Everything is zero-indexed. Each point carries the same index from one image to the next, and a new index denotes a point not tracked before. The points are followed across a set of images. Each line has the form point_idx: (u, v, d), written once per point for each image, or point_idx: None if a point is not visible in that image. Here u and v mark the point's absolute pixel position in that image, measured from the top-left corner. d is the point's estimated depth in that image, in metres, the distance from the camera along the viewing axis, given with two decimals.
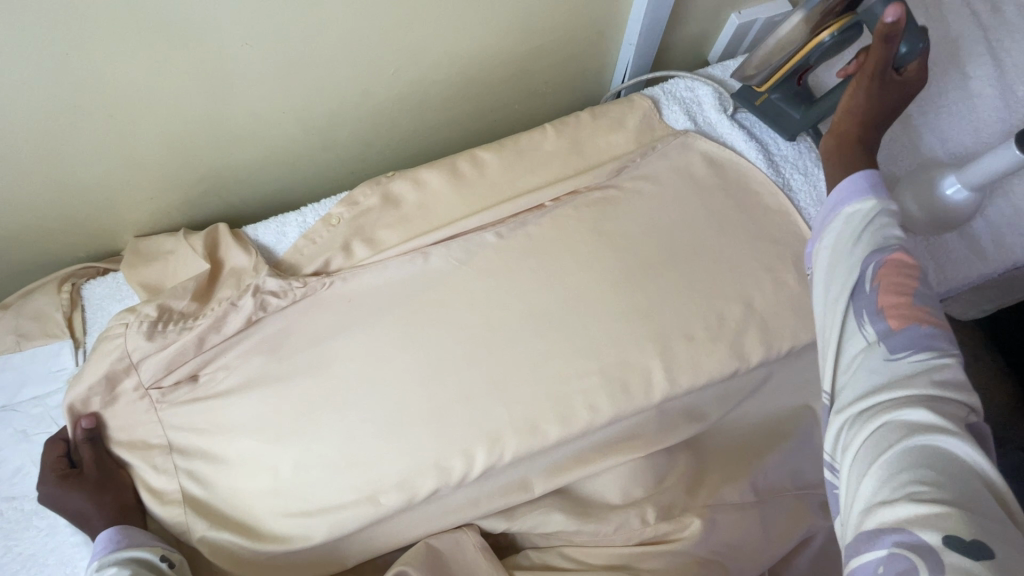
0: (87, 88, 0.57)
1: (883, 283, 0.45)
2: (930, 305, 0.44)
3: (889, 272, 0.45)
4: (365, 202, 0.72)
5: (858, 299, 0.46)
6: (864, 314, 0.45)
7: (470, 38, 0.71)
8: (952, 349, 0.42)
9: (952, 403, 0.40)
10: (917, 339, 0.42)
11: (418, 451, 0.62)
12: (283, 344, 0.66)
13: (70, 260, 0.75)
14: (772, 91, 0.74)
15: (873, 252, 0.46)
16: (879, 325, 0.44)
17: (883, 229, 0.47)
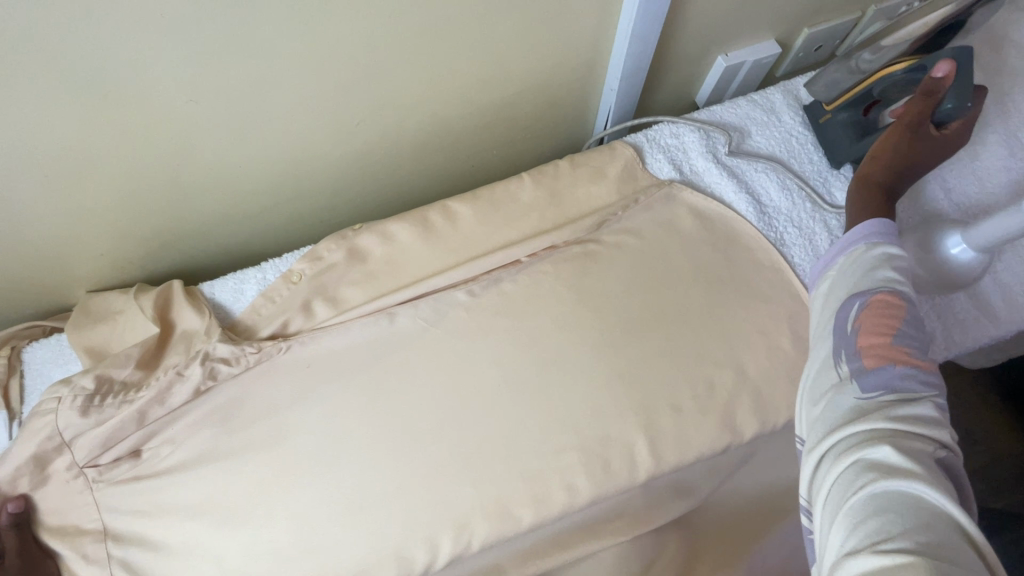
0: (16, 150, 0.52)
1: (862, 323, 0.51)
2: (906, 347, 0.48)
3: (866, 313, 0.51)
4: (328, 258, 0.67)
5: (839, 341, 0.52)
6: (841, 352, 0.50)
7: (440, 86, 0.67)
8: (923, 390, 0.45)
9: (919, 443, 0.42)
10: (887, 376, 0.46)
11: (377, 540, 0.56)
12: (233, 417, 0.60)
13: (15, 318, 0.71)
14: (836, 112, 0.70)
15: (854, 295, 0.53)
16: (853, 362, 0.49)
17: (867, 274, 0.54)
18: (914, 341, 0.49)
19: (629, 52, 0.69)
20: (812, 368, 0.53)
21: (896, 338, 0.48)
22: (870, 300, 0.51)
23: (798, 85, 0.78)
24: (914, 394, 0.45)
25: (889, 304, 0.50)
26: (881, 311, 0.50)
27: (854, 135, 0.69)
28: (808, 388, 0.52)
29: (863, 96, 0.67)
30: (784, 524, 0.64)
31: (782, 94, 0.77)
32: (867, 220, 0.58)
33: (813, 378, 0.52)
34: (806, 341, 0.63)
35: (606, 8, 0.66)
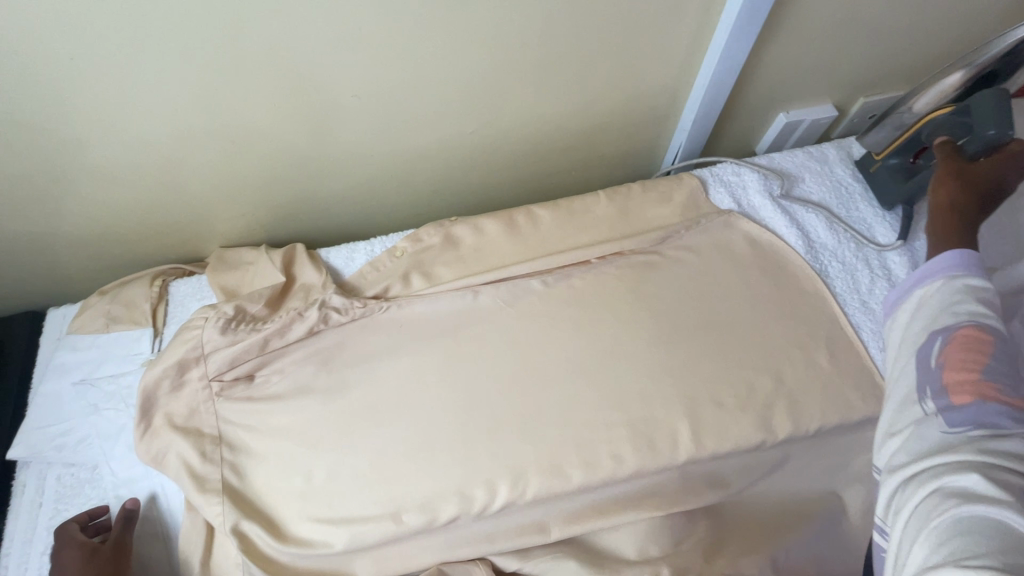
0: (216, 117, 0.67)
1: (946, 358, 0.53)
2: (998, 382, 0.50)
3: (954, 349, 0.52)
4: (428, 240, 0.79)
5: (923, 376, 0.54)
6: (925, 387, 0.53)
7: (541, 108, 0.80)
8: (1015, 425, 0.47)
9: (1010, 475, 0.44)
10: (976, 411, 0.48)
11: (444, 477, 0.65)
12: (335, 358, 0.71)
13: (164, 258, 0.85)
14: (888, 158, 0.79)
15: (939, 332, 0.55)
16: (939, 398, 0.51)
17: (952, 310, 0.55)
18: (1005, 374, 0.50)
19: (703, 99, 0.81)
20: (895, 400, 0.56)
21: (985, 373, 0.50)
22: (953, 335, 0.53)
23: (851, 144, 0.88)
24: (1005, 430, 0.47)
25: (974, 339, 0.52)
26: (966, 346, 0.52)
27: (902, 179, 0.78)
28: (891, 419, 0.56)
29: (913, 141, 0.75)
30: (809, 530, 0.69)
31: (836, 150, 0.87)
32: (948, 253, 0.59)
33: (896, 409, 0.56)
34: (841, 361, 0.70)
35: (688, 61, 0.78)
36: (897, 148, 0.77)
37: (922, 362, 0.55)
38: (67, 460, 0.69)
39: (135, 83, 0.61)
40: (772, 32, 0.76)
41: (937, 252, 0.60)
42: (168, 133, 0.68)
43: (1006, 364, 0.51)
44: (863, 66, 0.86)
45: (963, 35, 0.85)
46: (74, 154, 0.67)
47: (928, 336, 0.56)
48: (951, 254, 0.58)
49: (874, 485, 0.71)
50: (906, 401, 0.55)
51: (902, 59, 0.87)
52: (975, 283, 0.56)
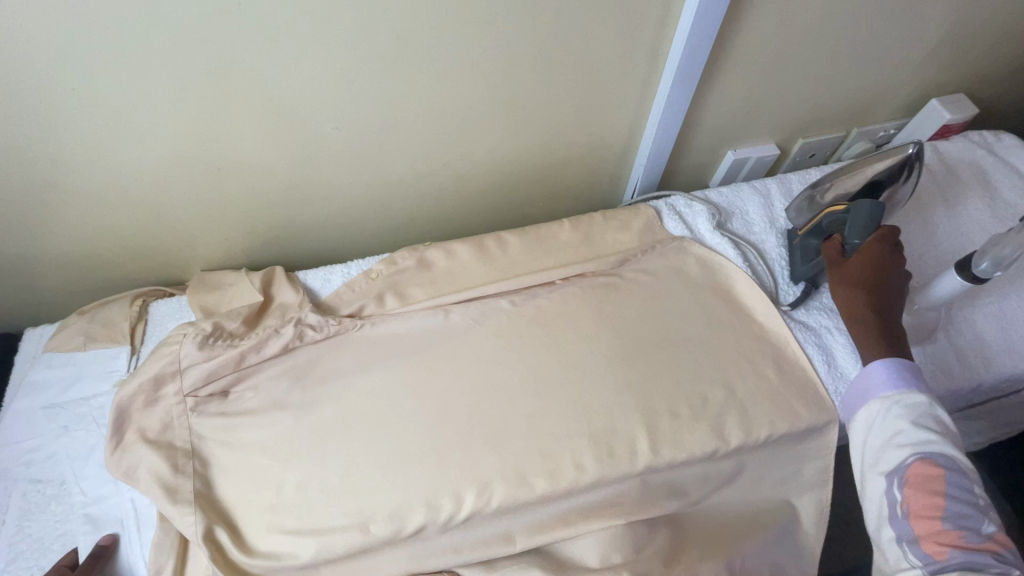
0: (201, 147, 0.73)
1: (909, 504, 0.57)
2: (961, 519, 0.54)
3: (914, 492, 0.57)
4: (402, 263, 0.84)
5: (895, 525, 0.58)
6: (899, 534, 0.57)
7: (509, 143, 0.87)
8: (994, 566, 0.51)
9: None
10: (957, 561, 0.52)
11: (412, 487, 0.66)
12: (308, 374, 0.73)
13: (144, 280, 0.88)
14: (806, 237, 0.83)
15: (893, 475, 0.60)
16: (914, 549, 0.55)
17: (896, 447, 0.61)
18: (965, 511, 0.55)
19: (656, 137, 0.90)
20: (876, 552, 0.59)
21: (947, 516, 0.55)
22: (907, 474, 0.58)
23: (791, 179, 0.96)
24: (991, 573, 0.51)
25: (925, 477, 0.57)
26: (923, 486, 0.57)
27: (810, 257, 0.82)
28: (878, 567, 0.59)
29: (819, 227, 0.81)
30: (765, 537, 0.72)
31: (777, 185, 0.95)
32: (878, 365, 0.66)
33: (877, 558, 0.59)
34: (786, 373, 0.76)
35: (639, 102, 0.87)
36: (810, 230, 0.82)
37: (886, 505, 0.59)
38: (32, 477, 0.69)
39: (127, 114, 0.66)
40: (713, 78, 0.85)
41: (868, 364, 0.67)
42: (156, 161, 0.72)
43: (964, 495, 0.56)
44: (798, 110, 0.96)
45: (881, 85, 0.96)
46: (61, 179, 0.71)
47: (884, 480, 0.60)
48: (878, 368, 0.65)
49: (825, 492, 0.75)
50: (883, 549, 0.58)
51: (833, 105, 0.97)
52: (910, 400, 0.63)
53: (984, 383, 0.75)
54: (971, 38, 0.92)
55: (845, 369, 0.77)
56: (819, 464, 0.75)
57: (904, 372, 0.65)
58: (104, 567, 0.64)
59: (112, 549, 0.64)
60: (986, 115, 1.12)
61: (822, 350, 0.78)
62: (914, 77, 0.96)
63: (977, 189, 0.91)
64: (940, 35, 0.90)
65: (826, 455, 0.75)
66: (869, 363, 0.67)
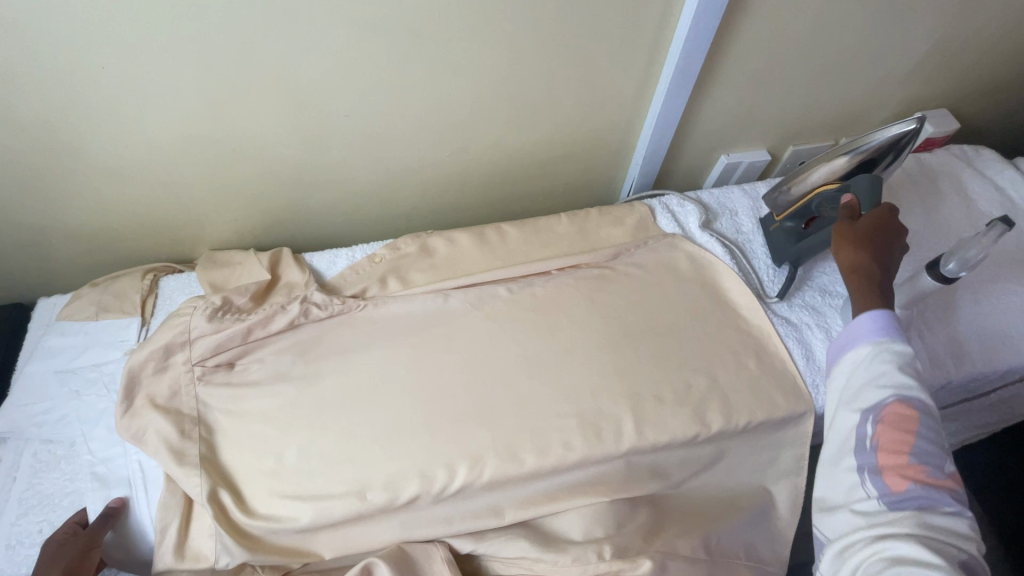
0: (216, 125, 0.76)
1: (879, 439, 0.59)
2: (926, 457, 0.57)
3: (887, 429, 0.59)
4: (405, 248, 0.87)
5: (860, 455, 0.60)
6: (862, 466, 0.60)
7: (513, 137, 0.91)
8: (948, 501, 0.55)
9: (947, 548, 0.52)
10: (912, 492, 0.55)
11: (408, 459, 0.70)
12: (311, 350, 0.77)
13: (155, 256, 0.91)
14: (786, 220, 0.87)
15: (869, 412, 0.61)
16: (875, 479, 0.58)
17: (876, 387, 0.62)
18: (931, 450, 0.58)
19: (653, 138, 0.94)
20: (834, 481, 0.62)
21: (914, 452, 0.58)
22: (883, 413, 0.60)
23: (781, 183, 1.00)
24: (943, 509, 0.54)
25: (901, 417, 0.59)
26: (896, 425, 0.59)
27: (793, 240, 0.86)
28: (832, 493, 0.62)
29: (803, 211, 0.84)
30: (742, 519, 0.75)
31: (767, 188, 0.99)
32: (870, 315, 0.67)
33: (835, 486, 0.62)
34: (767, 365, 0.80)
35: (638, 103, 0.91)
36: (795, 213, 0.85)
37: (856, 439, 0.61)
38: (44, 437, 0.72)
39: (148, 89, 0.69)
40: (709, 83, 0.89)
41: (860, 313, 0.68)
42: (173, 136, 0.75)
43: (932, 438, 0.58)
44: (790, 117, 1.00)
45: (869, 98, 1.00)
46: (82, 150, 0.74)
47: (858, 415, 0.62)
48: (871, 318, 0.66)
49: (800, 480, 0.79)
50: (843, 476, 0.61)
51: (822, 115, 1.01)
52: (899, 347, 0.64)
53: (951, 380, 0.79)
54: (954, 56, 0.97)
55: (823, 364, 0.81)
56: (796, 452, 0.78)
57: (895, 324, 0.66)
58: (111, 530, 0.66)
59: (121, 512, 0.67)
60: (968, 131, 1.17)
61: (802, 345, 0.82)
62: (900, 92, 1.01)
63: (955, 199, 0.96)
64: (925, 53, 0.94)
65: (803, 443, 0.78)
66: (857, 315, 0.68)
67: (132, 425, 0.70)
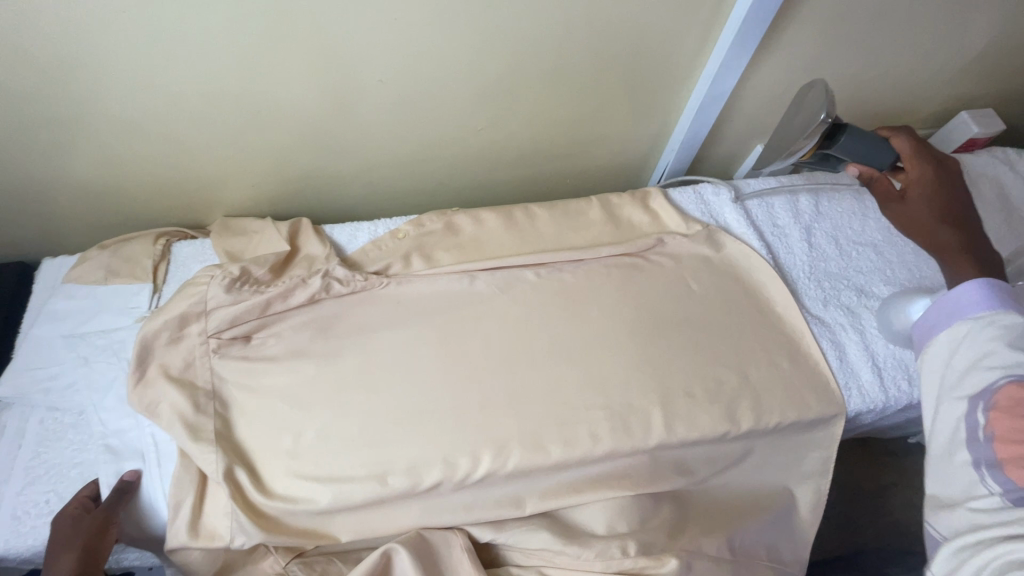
0: (241, 85, 0.71)
1: (996, 429, 0.46)
2: None
3: (1006, 416, 0.45)
4: (430, 226, 0.84)
5: (974, 449, 0.47)
6: (977, 461, 0.46)
7: (548, 114, 0.86)
8: None
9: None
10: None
11: (431, 444, 0.68)
12: (332, 326, 0.74)
13: (167, 220, 0.87)
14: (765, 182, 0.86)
15: (980, 396, 0.48)
16: (998, 481, 0.45)
17: (987, 368, 0.48)
18: None
19: (693, 123, 0.90)
20: (941, 485, 0.49)
21: None
22: (1001, 397, 0.46)
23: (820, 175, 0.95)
24: None
25: (1023, 400, 0.45)
26: (1015, 409, 0.45)
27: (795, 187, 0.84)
28: (943, 501, 0.49)
29: None
30: (764, 520, 0.74)
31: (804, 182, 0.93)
32: (968, 286, 0.54)
33: (946, 487, 0.49)
34: (800, 365, 0.78)
35: (681, 85, 0.87)
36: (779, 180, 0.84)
37: (964, 434, 0.48)
38: (51, 404, 0.69)
39: (172, 42, 0.64)
40: (757, 68, 0.85)
41: (961, 284, 0.55)
42: (194, 93, 0.70)
43: None
44: (833, 108, 0.96)
45: (916, 93, 0.97)
46: (97, 103, 0.69)
47: (965, 402, 0.49)
48: (974, 286, 0.53)
49: (823, 482, 0.78)
50: (952, 475, 0.48)
51: (867, 108, 0.98)
52: (1006, 320, 0.50)
53: None
54: (1010, 53, 0.93)
55: (856, 367, 0.79)
56: (822, 455, 0.77)
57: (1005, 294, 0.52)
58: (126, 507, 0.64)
59: (134, 488, 0.65)
60: (1009, 134, 1.14)
61: (836, 347, 0.80)
62: (947, 88, 0.97)
63: (996, 204, 0.93)
64: (981, 48, 0.91)
65: (830, 447, 0.77)
66: (959, 283, 0.55)
67: (144, 397, 0.67)
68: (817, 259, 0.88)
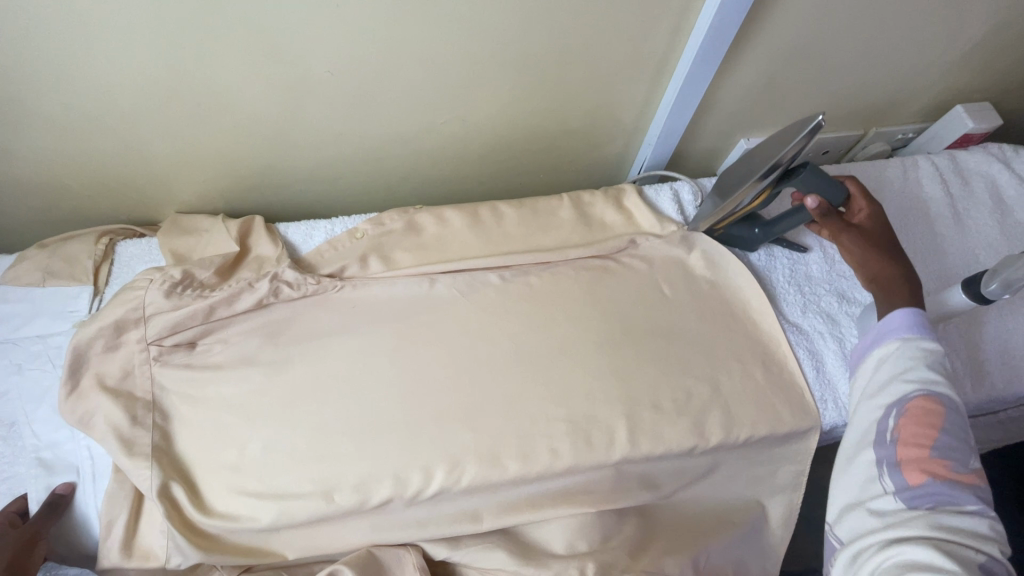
0: (178, 77, 0.66)
1: (901, 432, 0.59)
2: (947, 454, 0.56)
3: (911, 423, 0.58)
4: (390, 225, 0.79)
5: (880, 446, 0.60)
6: (882, 457, 0.59)
7: (515, 106, 0.81)
8: (971, 501, 0.53)
9: (965, 551, 0.50)
10: (931, 490, 0.54)
11: (381, 459, 0.64)
12: (281, 332, 0.70)
13: (114, 218, 0.82)
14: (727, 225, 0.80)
15: (894, 403, 0.61)
16: (895, 474, 0.57)
17: (903, 382, 0.62)
18: (955, 447, 0.56)
19: (670, 116, 0.85)
20: (852, 474, 0.61)
21: (935, 448, 0.56)
22: (907, 407, 0.59)
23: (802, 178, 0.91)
24: (962, 508, 0.53)
25: (927, 412, 0.58)
26: (920, 419, 0.58)
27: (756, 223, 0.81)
28: (848, 487, 0.61)
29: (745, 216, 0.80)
30: (732, 536, 0.72)
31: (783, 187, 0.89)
32: (898, 314, 0.67)
33: (848, 476, 0.61)
34: (774, 375, 0.74)
35: (656, 77, 0.82)
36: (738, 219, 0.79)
37: (879, 434, 0.60)
38: None
39: (96, 29, 0.60)
40: (737, 59, 0.80)
41: (892, 310, 0.68)
42: (128, 86, 0.66)
43: (955, 434, 0.57)
44: (820, 101, 0.91)
45: (909, 85, 0.91)
46: (23, 97, 0.64)
47: (882, 408, 0.62)
48: (904, 314, 0.66)
49: (796, 496, 0.75)
50: (857, 468, 0.61)
51: (857, 101, 0.92)
52: (927, 345, 0.63)
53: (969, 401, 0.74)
54: (1009, 42, 0.87)
55: (833, 377, 0.76)
56: (795, 468, 0.74)
57: (924, 324, 0.65)
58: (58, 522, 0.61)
59: (68, 502, 0.62)
60: (1010, 127, 1.08)
61: (812, 355, 0.77)
62: (941, 80, 0.92)
63: (988, 203, 0.89)
64: (978, 37, 0.85)
65: (803, 460, 0.74)
66: (891, 310, 0.68)
67: (79, 409, 0.63)
68: (795, 262, 0.84)
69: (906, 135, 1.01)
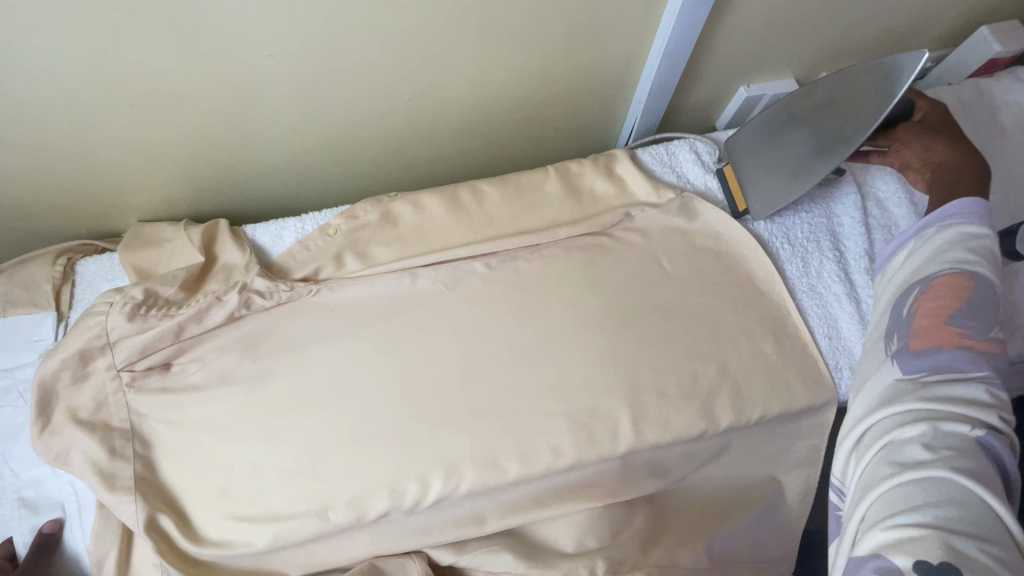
0: (107, 80, 0.59)
1: (920, 305, 0.56)
2: (962, 327, 0.52)
3: (931, 296, 0.55)
4: (364, 217, 0.73)
5: (898, 322, 0.57)
6: (896, 331, 0.57)
7: (487, 74, 0.74)
8: (977, 373, 0.49)
9: (957, 426, 0.47)
10: (932, 355, 0.52)
11: (374, 472, 0.61)
12: (259, 345, 0.66)
13: (72, 236, 0.77)
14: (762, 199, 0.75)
15: (920, 282, 0.58)
16: (901, 343, 0.55)
17: (932, 260, 0.58)
18: (976, 318, 0.52)
19: (660, 69, 0.77)
20: (869, 353, 0.60)
21: (953, 317, 0.53)
22: (933, 281, 0.56)
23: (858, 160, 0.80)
24: (963, 375, 0.50)
25: (952, 284, 0.54)
26: (941, 289, 0.55)
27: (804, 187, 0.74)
28: (864, 367, 0.59)
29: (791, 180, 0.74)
30: (747, 516, 0.69)
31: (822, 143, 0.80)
32: (963, 202, 0.60)
33: (869, 357, 0.60)
34: (787, 349, 0.69)
35: (641, 27, 0.73)
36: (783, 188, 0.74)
37: (899, 311, 0.58)
38: None
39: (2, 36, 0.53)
40: None
41: (951, 200, 0.62)
42: (53, 96, 0.59)
43: (983, 308, 0.53)
44: (827, 37, 0.82)
45: (928, 9, 0.81)
46: None
47: (909, 286, 0.59)
48: (964, 201, 0.59)
49: (813, 470, 0.72)
50: (875, 349, 0.59)
51: (869, 32, 0.83)
52: (971, 229, 0.58)
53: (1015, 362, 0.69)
54: None
55: (849, 343, 0.72)
56: (813, 442, 0.71)
57: (982, 211, 0.59)
58: (52, 562, 0.61)
59: (57, 540, 0.61)
60: None
61: (826, 321, 0.72)
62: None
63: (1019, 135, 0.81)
64: None
65: (821, 434, 0.71)
66: (955, 199, 0.61)
67: (54, 445, 0.61)
68: (817, 218, 0.77)
69: (923, 65, 0.92)
